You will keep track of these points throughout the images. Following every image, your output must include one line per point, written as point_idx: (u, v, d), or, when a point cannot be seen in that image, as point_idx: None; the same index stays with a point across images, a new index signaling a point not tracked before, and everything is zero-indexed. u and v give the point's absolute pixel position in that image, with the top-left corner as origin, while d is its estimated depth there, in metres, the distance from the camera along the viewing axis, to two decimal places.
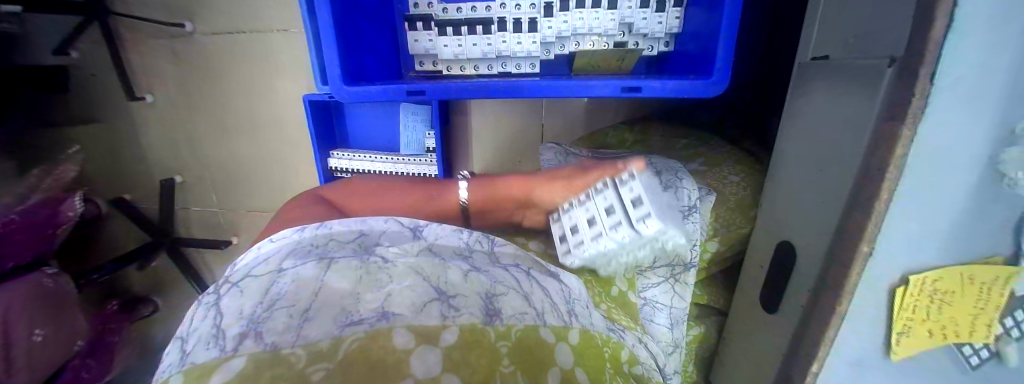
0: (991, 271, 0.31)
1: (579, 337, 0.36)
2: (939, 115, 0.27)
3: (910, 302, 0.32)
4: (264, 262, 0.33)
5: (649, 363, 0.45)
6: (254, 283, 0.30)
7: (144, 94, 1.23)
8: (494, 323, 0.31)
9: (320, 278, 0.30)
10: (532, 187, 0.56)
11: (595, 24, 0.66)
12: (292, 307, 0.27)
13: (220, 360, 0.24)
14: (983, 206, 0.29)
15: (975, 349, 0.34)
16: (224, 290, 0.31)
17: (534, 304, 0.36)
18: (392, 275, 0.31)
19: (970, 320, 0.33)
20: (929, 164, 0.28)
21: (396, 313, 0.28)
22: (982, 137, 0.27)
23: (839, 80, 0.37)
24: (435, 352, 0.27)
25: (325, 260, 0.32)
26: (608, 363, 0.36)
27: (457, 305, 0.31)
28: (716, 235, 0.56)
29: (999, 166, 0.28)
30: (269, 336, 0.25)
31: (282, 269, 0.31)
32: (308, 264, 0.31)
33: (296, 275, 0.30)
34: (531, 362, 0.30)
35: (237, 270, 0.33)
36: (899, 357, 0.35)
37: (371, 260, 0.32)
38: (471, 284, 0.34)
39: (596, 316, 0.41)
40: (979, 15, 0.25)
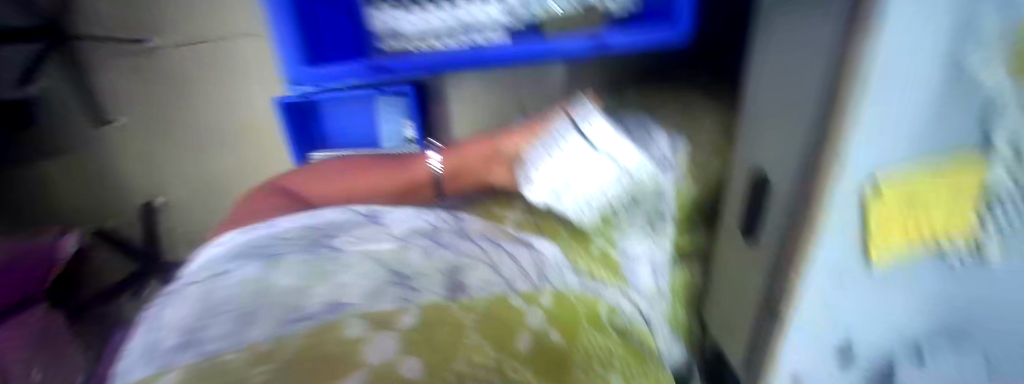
0: (966, 161, 0.30)
1: (553, 299, 0.34)
2: (895, 42, 0.23)
3: (883, 212, 0.31)
4: (209, 264, 0.31)
5: (633, 315, 0.44)
6: (196, 291, 0.29)
7: None
8: (457, 298, 0.30)
9: (263, 277, 0.28)
10: (495, 143, 0.61)
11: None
12: (234, 312, 0.26)
13: (154, 376, 0.22)
14: (947, 107, 0.27)
15: (956, 243, 0.34)
16: (170, 300, 0.30)
17: (503, 273, 0.35)
18: (343, 264, 0.30)
19: (945, 216, 0.32)
20: (888, 93, 0.25)
21: (348, 303, 0.27)
22: (950, 37, 0.24)
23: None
24: (391, 336, 0.25)
25: (269, 257, 0.30)
26: (586, 320, 0.35)
27: (417, 286, 0.30)
28: (690, 179, 0.56)
29: (960, 60, 0.25)
30: (207, 344, 0.23)
31: (223, 273, 0.29)
32: (249, 265, 0.29)
33: (238, 277, 0.28)
34: (500, 331, 0.29)
35: (192, 272, 0.32)
36: (880, 263, 0.34)
37: (320, 251, 0.31)
38: (433, 261, 0.33)
39: (570, 276, 0.40)
40: None
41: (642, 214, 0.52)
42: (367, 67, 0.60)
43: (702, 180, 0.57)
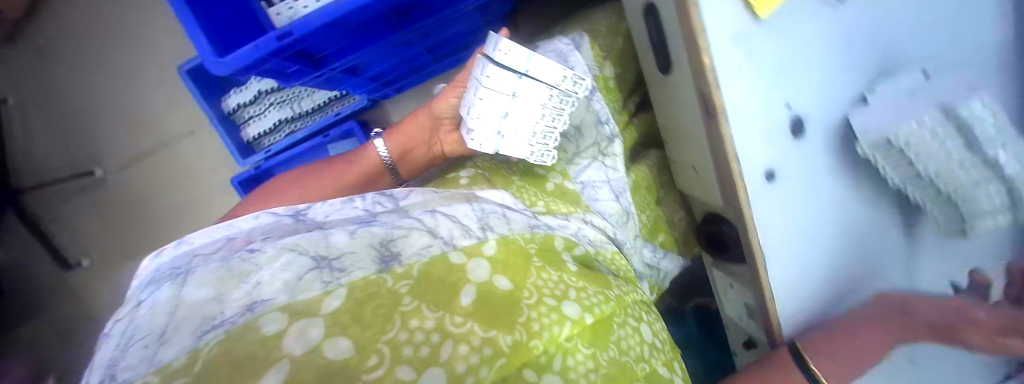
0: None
1: (497, 245, 0.33)
2: None
3: None
4: (136, 292, 0.28)
5: (598, 239, 0.43)
6: (117, 326, 0.26)
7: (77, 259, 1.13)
8: (390, 268, 0.28)
9: (176, 295, 0.25)
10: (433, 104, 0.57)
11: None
12: (147, 338, 0.23)
13: None
14: None
15: None
16: (105, 333, 0.27)
17: (440, 233, 0.33)
18: (260, 261, 0.27)
19: None
20: None
21: (266, 300, 0.25)
22: None
23: None
24: (316, 324, 0.24)
25: (182, 275, 0.27)
26: (536, 257, 0.34)
27: (343, 267, 0.28)
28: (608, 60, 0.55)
29: None
30: (122, 375, 0.22)
31: (140, 302, 0.26)
32: (163, 287, 0.26)
33: (152, 303, 0.25)
34: (438, 293, 0.28)
35: (121, 307, 0.28)
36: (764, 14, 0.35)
37: (236, 256, 0.28)
38: (361, 239, 0.30)
39: (517, 218, 0.38)
40: None
41: (587, 142, 0.53)
42: (276, 39, 0.56)
43: (615, 59, 0.56)
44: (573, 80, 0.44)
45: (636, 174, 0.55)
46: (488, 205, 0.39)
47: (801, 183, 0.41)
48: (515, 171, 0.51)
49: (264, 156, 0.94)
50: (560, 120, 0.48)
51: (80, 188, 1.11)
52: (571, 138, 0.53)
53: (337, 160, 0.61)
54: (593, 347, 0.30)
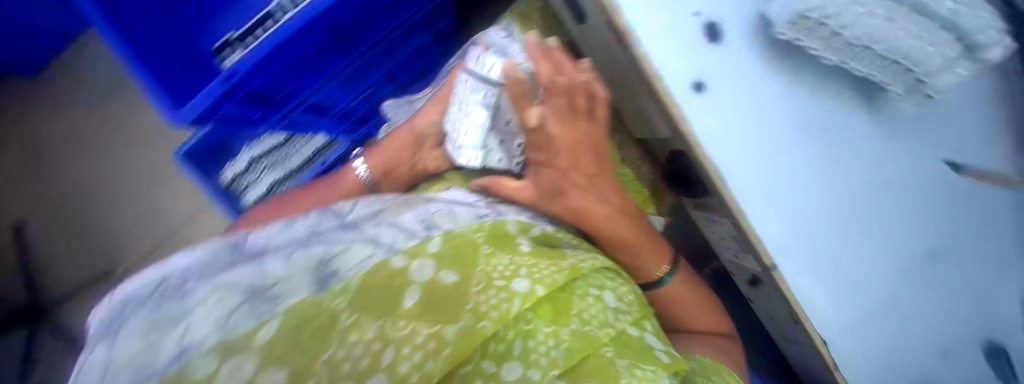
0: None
1: (443, 240, 0.32)
2: None
3: None
4: (82, 353, 0.27)
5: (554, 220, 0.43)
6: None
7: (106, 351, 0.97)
8: (328, 286, 0.27)
9: (108, 355, 0.24)
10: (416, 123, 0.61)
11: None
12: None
13: None
14: None
15: None
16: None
17: (383, 243, 0.32)
18: (192, 303, 0.26)
19: None
20: None
21: (192, 343, 0.23)
22: None
23: None
24: (251, 357, 0.23)
25: (113, 333, 0.26)
26: (485, 245, 0.34)
27: (278, 293, 0.27)
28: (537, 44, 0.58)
29: None
30: None
31: (80, 364, 0.26)
32: (99, 346, 0.26)
33: (86, 366, 0.24)
34: (380, 302, 0.27)
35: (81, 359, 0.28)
36: None
37: (168, 301, 0.27)
38: (300, 261, 0.29)
39: (463, 214, 0.37)
40: None
41: None
42: (222, 82, 0.56)
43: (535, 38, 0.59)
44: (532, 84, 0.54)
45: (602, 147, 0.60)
46: (434, 205, 0.39)
47: (741, 81, 0.42)
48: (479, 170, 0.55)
49: None
50: None
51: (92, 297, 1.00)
52: None
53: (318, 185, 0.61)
54: (554, 325, 0.29)
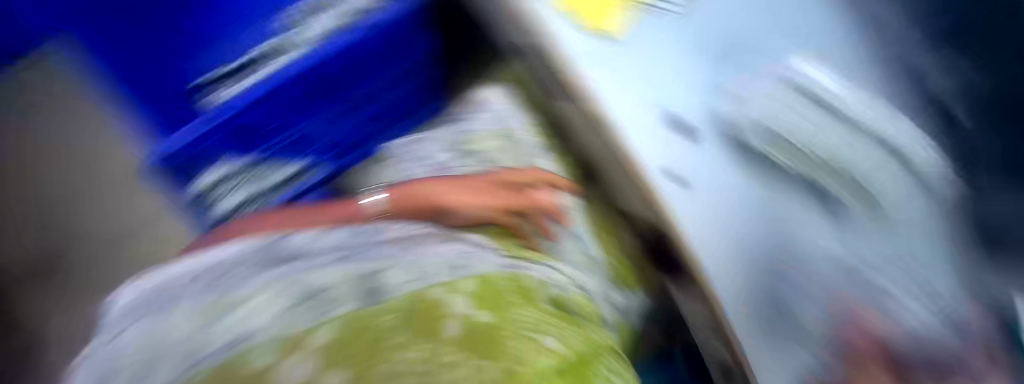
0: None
1: (476, 285, 0.34)
2: None
3: None
4: (115, 321, 0.29)
5: (566, 286, 0.45)
6: (98, 353, 0.26)
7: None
8: (378, 301, 0.29)
9: (158, 325, 0.25)
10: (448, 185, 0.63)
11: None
12: (126, 371, 0.23)
13: None
14: None
15: None
16: (76, 368, 0.27)
17: (421, 271, 0.34)
18: (253, 294, 0.28)
19: None
20: None
21: (254, 331, 0.25)
22: None
23: None
24: (306, 359, 0.24)
25: (167, 305, 0.27)
26: (512, 296, 0.36)
27: (332, 299, 0.29)
28: None
29: None
30: None
31: (122, 330, 0.27)
32: (150, 316, 0.27)
33: (135, 330, 0.26)
34: (422, 324, 0.29)
35: (85, 349, 0.29)
36: None
37: (226, 287, 0.29)
38: (345, 271, 0.32)
39: (490, 257, 0.40)
40: None
41: None
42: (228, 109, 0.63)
43: None
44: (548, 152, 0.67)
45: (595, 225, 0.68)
46: (462, 245, 0.41)
47: None
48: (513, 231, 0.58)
49: None
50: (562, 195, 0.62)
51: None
52: None
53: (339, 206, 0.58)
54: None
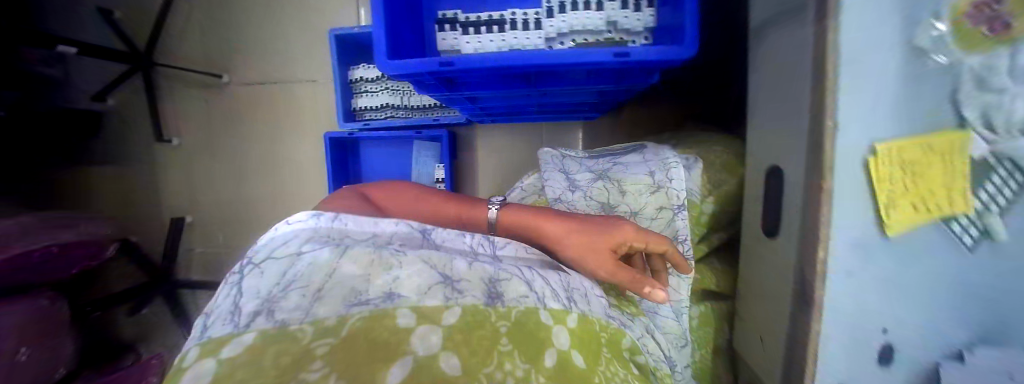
0: (948, 139, 0.30)
1: (578, 321, 0.34)
2: (860, 14, 0.30)
3: (886, 172, 0.31)
4: (287, 241, 0.32)
5: (655, 353, 0.42)
6: (275, 262, 0.30)
7: (171, 136, 1.34)
8: (495, 305, 0.31)
9: (333, 262, 0.30)
10: (560, 230, 0.47)
11: (625, 23, 0.65)
12: (305, 288, 0.28)
13: (233, 334, 0.24)
14: (914, 78, 0.30)
15: (964, 224, 0.31)
16: (245, 269, 0.30)
17: (536, 290, 0.34)
18: (402, 261, 0.31)
19: (943, 185, 0.31)
20: (863, 45, 0.30)
21: (402, 295, 0.28)
22: (896, 17, 0.30)
23: (779, 32, 0.39)
24: (436, 332, 0.27)
25: (342, 245, 0.31)
26: (605, 349, 0.36)
27: (462, 289, 0.31)
28: (711, 195, 0.54)
29: (915, 41, 0.30)
30: (280, 314, 0.26)
31: (300, 253, 0.30)
32: (325, 249, 0.31)
33: (313, 258, 0.30)
34: (528, 343, 0.30)
35: (252, 250, 0.32)
36: (894, 234, 0.32)
37: (385, 249, 0.32)
38: (476, 271, 0.33)
39: (596, 302, 0.40)
40: (866, 14, 0.30)
41: None
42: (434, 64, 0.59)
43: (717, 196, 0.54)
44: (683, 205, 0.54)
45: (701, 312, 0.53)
46: (577, 282, 0.41)
47: None
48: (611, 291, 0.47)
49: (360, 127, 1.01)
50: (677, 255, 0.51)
51: (205, 86, 1.30)
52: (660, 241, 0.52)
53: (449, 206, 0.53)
54: None
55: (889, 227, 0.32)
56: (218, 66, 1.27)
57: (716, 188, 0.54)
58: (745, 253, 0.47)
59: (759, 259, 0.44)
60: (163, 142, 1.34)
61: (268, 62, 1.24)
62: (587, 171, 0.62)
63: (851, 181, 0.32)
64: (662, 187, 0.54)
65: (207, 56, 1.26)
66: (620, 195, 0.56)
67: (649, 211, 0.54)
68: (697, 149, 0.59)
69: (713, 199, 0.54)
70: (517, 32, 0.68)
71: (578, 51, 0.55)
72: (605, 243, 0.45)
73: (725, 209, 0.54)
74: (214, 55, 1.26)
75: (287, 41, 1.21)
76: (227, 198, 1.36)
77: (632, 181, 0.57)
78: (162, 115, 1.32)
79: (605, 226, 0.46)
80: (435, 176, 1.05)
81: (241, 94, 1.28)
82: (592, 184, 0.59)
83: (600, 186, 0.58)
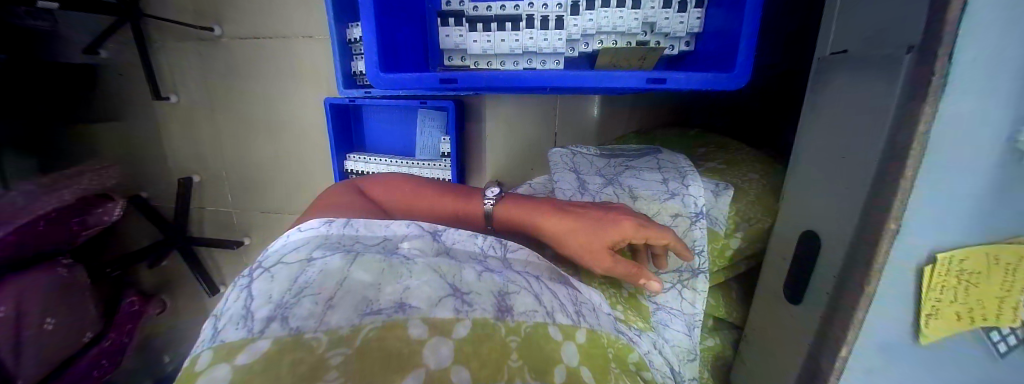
0: (1014, 253, 0.31)
1: (587, 336, 0.34)
2: (964, 89, 0.28)
3: (938, 282, 0.32)
4: (297, 246, 0.33)
5: (663, 370, 0.42)
6: (285, 268, 0.30)
7: (168, 94, 1.31)
8: (505, 319, 0.30)
9: (344, 270, 0.29)
10: (558, 224, 0.46)
11: (665, 25, 0.64)
12: (317, 295, 0.27)
13: (248, 340, 0.24)
14: (1001, 179, 0.29)
15: (1002, 334, 0.33)
16: (255, 273, 0.30)
17: (543, 303, 0.34)
18: (412, 271, 0.31)
19: (996, 302, 0.32)
20: (957, 127, 0.29)
21: (413, 305, 0.28)
22: (1006, 107, 0.28)
23: (861, 71, 0.37)
24: (447, 344, 0.27)
25: (351, 253, 0.32)
26: (612, 363, 0.35)
27: (471, 301, 0.30)
28: (738, 231, 0.52)
29: (1017, 145, 0.28)
30: (294, 321, 0.25)
31: (311, 259, 0.31)
32: (335, 257, 0.31)
33: (324, 265, 0.30)
34: (540, 360, 0.29)
35: (263, 254, 0.33)
36: (928, 341, 0.34)
37: (395, 257, 0.32)
38: (484, 283, 0.33)
39: (604, 317, 0.39)
40: (972, 79, 0.28)
41: (671, 263, 0.51)
42: (436, 80, 0.63)
43: (748, 231, 0.52)
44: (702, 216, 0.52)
45: (714, 344, 0.55)
46: (584, 295, 0.41)
47: None
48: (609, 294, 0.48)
49: (362, 94, 0.95)
50: (683, 268, 0.51)
51: (197, 39, 1.22)
52: None
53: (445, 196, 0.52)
54: None
55: (924, 336, 0.34)
56: (209, 16, 1.18)
57: (745, 222, 0.52)
58: (773, 285, 0.47)
59: (791, 295, 0.43)
60: (160, 100, 1.31)
61: (259, 17, 1.14)
62: (597, 176, 0.61)
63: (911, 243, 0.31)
64: (677, 195, 0.54)
65: (197, 8, 1.18)
66: (632, 201, 0.55)
67: (664, 218, 0.52)
68: (731, 176, 0.58)
69: (741, 234, 0.52)
70: (536, 32, 0.66)
71: (612, 73, 0.57)
72: (604, 240, 0.44)
73: (753, 243, 0.52)
74: (204, 6, 1.17)
75: None
76: (230, 158, 1.35)
77: (645, 188, 0.56)
78: (160, 72, 1.29)
79: (611, 219, 0.45)
80: (441, 150, 1.03)
81: (236, 49, 1.19)
82: (601, 191, 0.57)
83: (609, 192, 0.56)
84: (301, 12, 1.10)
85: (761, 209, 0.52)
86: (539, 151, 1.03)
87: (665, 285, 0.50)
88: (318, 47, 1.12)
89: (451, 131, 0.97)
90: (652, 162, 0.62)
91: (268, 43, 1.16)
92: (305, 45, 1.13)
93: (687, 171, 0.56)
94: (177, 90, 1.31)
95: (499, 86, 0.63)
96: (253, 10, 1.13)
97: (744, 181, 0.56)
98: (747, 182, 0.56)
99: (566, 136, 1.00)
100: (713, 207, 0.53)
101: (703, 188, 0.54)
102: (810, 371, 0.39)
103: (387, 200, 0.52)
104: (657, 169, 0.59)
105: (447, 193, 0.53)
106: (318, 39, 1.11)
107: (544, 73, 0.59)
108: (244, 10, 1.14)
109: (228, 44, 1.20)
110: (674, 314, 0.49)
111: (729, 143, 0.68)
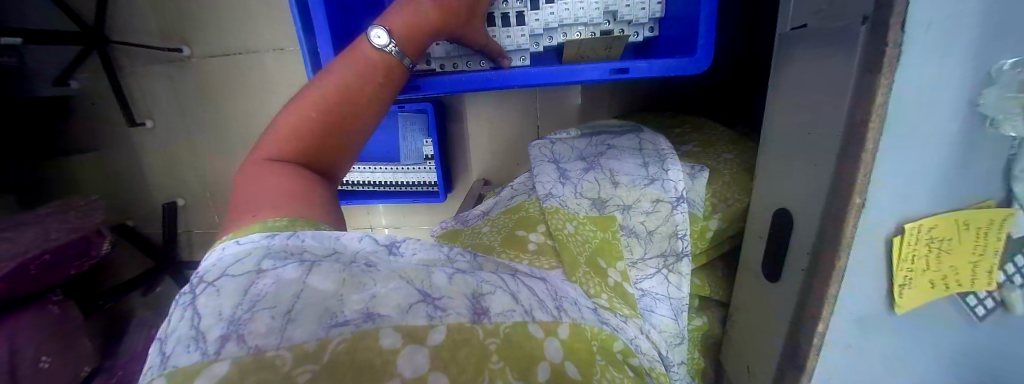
0: (983, 216, 0.31)
1: (570, 331, 0.34)
2: (915, 54, 0.28)
3: (909, 253, 0.33)
4: (237, 259, 0.30)
5: (650, 354, 0.43)
6: (232, 281, 0.27)
7: (143, 119, 1.28)
8: (482, 322, 0.30)
9: (302, 280, 0.28)
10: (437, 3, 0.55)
11: (627, 13, 0.64)
12: (274, 308, 0.25)
13: (203, 363, 0.22)
14: (961, 144, 0.30)
15: (979, 298, 0.34)
16: (198, 289, 0.28)
17: (521, 301, 0.34)
18: (377, 279, 0.30)
19: (971, 268, 0.33)
20: (911, 94, 0.29)
21: (383, 314, 0.27)
22: (962, 75, 0.29)
23: (818, 45, 0.37)
24: (423, 352, 0.26)
25: (306, 262, 0.29)
26: (598, 355, 0.35)
27: (444, 306, 0.29)
28: (716, 213, 0.52)
29: (980, 109, 0.29)
30: (252, 339, 0.24)
31: (261, 269, 0.28)
32: (290, 266, 0.29)
33: (278, 276, 0.27)
34: (520, 359, 0.29)
35: (202, 270, 0.30)
36: (904, 311, 0.35)
37: (356, 265, 0.31)
38: (457, 286, 0.32)
39: (587, 310, 0.39)
40: (924, 45, 0.28)
41: (655, 249, 0.51)
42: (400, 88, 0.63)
43: (728, 213, 0.52)
44: (683, 201, 0.51)
45: (701, 325, 0.54)
46: (562, 290, 0.40)
47: None
48: (593, 283, 0.45)
49: None
50: (666, 254, 0.51)
51: (168, 60, 1.19)
52: (642, 239, 0.51)
53: (330, 83, 0.49)
54: None
55: (899, 306, 0.35)
56: (175, 35, 1.15)
57: (724, 203, 0.52)
58: (751, 263, 0.47)
59: (769, 271, 0.43)
60: (135, 126, 1.27)
61: (228, 33, 1.11)
62: (578, 161, 0.60)
63: (878, 213, 0.32)
64: (657, 180, 0.53)
65: (164, 29, 1.14)
66: (614, 187, 0.54)
67: (644, 204, 0.52)
68: (707, 159, 0.58)
69: (719, 216, 0.52)
70: (498, 29, 0.65)
71: (576, 67, 0.59)
72: None
73: (733, 224, 0.52)
74: (171, 26, 1.14)
75: (251, 8, 1.07)
76: (211, 178, 1.32)
77: (626, 174, 0.55)
78: (132, 97, 1.25)
79: None
80: (424, 154, 1.00)
81: (206, 67, 1.16)
82: (584, 176, 0.56)
83: (591, 179, 0.56)
84: (270, 24, 1.08)
85: (737, 190, 0.53)
86: (522, 146, 1.03)
87: (647, 270, 0.50)
88: (291, 59, 1.10)
89: (432, 135, 0.96)
90: (636, 137, 0.62)
91: (240, 60, 1.13)
92: (277, 57, 1.10)
93: (667, 155, 0.56)
94: (152, 115, 1.28)
95: (464, 90, 0.65)
96: (220, 26, 1.11)
97: (720, 162, 0.57)
98: (722, 163, 0.57)
99: (548, 129, 1.00)
100: (691, 190, 0.53)
101: (682, 172, 0.53)
102: (792, 346, 0.39)
103: (276, 121, 0.48)
104: (636, 152, 0.59)
105: (331, 76, 0.50)
106: (291, 50, 1.09)
107: (505, 72, 0.61)
108: (213, 27, 1.11)
109: (199, 63, 1.17)
110: (659, 299, 0.49)
111: (705, 123, 0.68)
